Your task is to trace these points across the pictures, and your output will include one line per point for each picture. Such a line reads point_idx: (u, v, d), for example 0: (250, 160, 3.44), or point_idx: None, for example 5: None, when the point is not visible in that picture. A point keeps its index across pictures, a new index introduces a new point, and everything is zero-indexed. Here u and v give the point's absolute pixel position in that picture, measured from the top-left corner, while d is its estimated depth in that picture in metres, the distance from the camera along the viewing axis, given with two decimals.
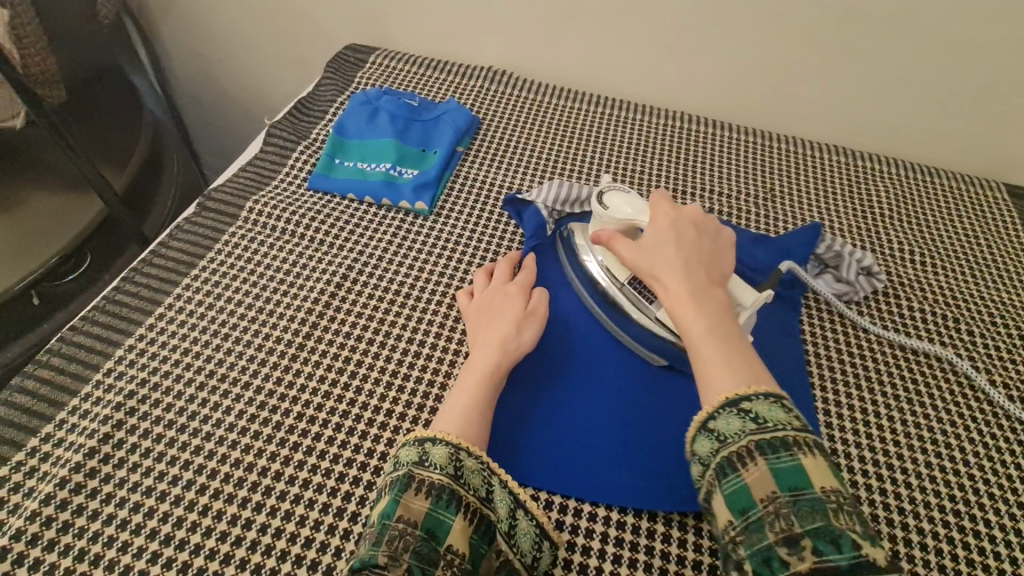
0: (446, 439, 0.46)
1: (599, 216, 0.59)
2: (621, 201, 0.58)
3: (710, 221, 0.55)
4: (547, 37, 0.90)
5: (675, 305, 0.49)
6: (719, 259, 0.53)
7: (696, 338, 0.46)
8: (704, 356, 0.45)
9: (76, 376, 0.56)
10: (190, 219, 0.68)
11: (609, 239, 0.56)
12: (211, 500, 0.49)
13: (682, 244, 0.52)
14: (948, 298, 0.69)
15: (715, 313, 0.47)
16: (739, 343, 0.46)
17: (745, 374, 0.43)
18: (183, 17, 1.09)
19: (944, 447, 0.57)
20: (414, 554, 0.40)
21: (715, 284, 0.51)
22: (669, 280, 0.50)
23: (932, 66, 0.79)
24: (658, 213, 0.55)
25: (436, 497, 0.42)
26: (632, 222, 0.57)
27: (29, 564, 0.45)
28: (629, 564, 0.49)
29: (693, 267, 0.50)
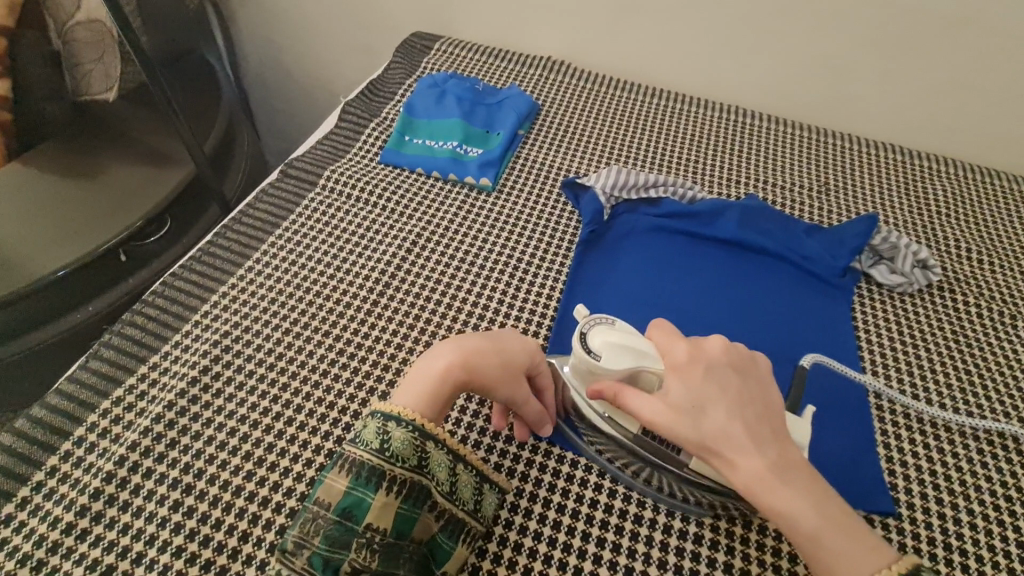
0: (382, 411, 0.45)
1: (587, 368, 0.48)
2: (614, 351, 0.47)
3: (740, 348, 0.46)
4: (608, 29, 0.93)
5: (759, 491, 0.41)
6: (766, 392, 0.45)
7: (806, 534, 0.40)
8: (820, 551, 0.40)
9: (178, 315, 0.59)
10: (273, 185, 0.73)
11: (616, 393, 0.46)
12: (298, 430, 0.52)
13: (732, 402, 0.43)
14: (1005, 295, 0.69)
15: (803, 483, 0.42)
16: (840, 509, 0.42)
17: (867, 554, 0.40)
18: (259, 5, 1.15)
19: (994, 435, 0.58)
20: (324, 539, 0.41)
21: (782, 435, 0.44)
22: (738, 457, 0.42)
23: (994, 70, 0.79)
24: (677, 363, 0.45)
25: (355, 475, 0.42)
26: (634, 370, 0.46)
27: (143, 472, 0.49)
28: (682, 518, 0.51)
29: (754, 425, 0.43)
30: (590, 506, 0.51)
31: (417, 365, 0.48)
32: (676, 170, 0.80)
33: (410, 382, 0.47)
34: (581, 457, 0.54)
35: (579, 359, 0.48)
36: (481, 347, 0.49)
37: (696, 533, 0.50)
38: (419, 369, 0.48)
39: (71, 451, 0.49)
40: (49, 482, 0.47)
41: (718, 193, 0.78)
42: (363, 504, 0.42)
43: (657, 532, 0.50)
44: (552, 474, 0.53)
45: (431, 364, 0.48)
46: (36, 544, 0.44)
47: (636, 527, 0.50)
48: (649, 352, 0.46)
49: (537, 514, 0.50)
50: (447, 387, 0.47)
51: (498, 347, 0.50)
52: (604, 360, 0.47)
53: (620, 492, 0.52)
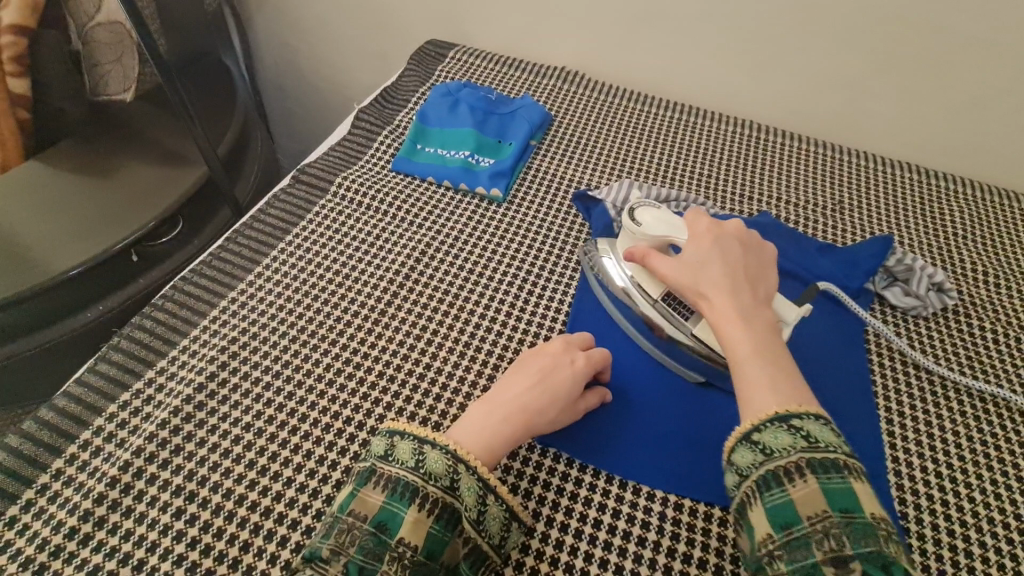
0: (414, 433, 0.46)
1: (630, 233, 0.61)
2: (654, 219, 0.59)
3: (754, 237, 0.55)
4: (622, 41, 0.93)
5: (721, 321, 0.49)
6: (765, 276, 0.53)
7: (742, 359, 0.47)
8: (747, 373, 0.46)
9: (187, 320, 0.59)
10: (285, 190, 0.73)
11: (643, 256, 0.57)
12: (301, 440, 0.52)
13: (730, 263, 0.52)
14: (1021, 320, 0.68)
15: (760, 332, 0.48)
16: (784, 364, 0.47)
17: (788, 395, 0.45)
18: (276, 9, 1.16)
19: (1010, 466, 0.56)
20: (359, 549, 0.41)
21: (762, 301, 0.51)
22: (715, 296, 0.50)
23: (1015, 90, 0.78)
24: (698, 232, 0.55)
25: (391, 490, 0.43)
26: (665, 238, 0.57)
27: (147, 478, 0.48)
28: (685, 542, 0.50)
29: (738, 282, 0.51)
30: (593, 525, 0.50)
31: (481, 419, 0.49)
32: (689, 185, 0.80)
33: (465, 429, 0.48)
34: (586, 474, 0.54)
35: (626, 226, 0.61)
36: (539, 402, 0.51)
37: (702, 558, 0.49)
38: (485, 425, 0.49)
39: (77, 454, 0.49)
40: (54, 485, 0.48)
41: (731, 208, 0.78)
42: (396, 519, 0.42)
43: (660, 555, 0.49)
44: (556, 492, 0.52)
45: (498, 424, 0.49)
46: (38, 548, 0.45)
47: (639, 549, 0.49)
48: (680, 226, 0.57)
49: (539, 533, 0.50)
50: (518, 439, 0.49)
51: (555, 399, 0.51)
52: (643, 227, 0.59)
53: (624, 512, 0.52)
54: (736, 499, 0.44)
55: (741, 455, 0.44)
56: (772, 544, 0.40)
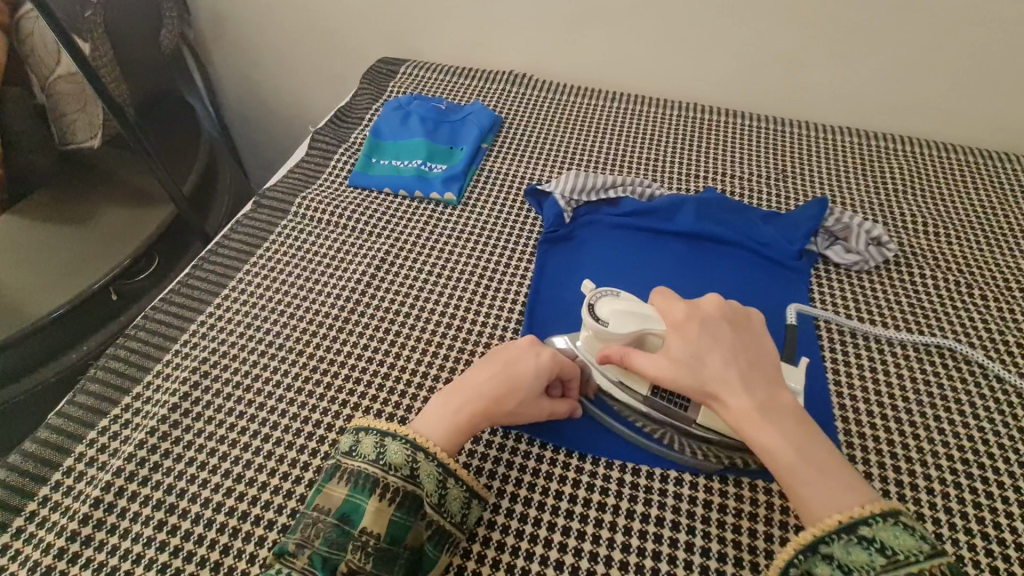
0: (378, 428, 0.49)
1: (596, 332, 0.54)
2: (619, 315, 0.53)
3: (734, 308, 0.53)
4: (564, 40, 0.96)
5: (747, 427, 0.47)
6: (761, 350, 0.51)
7: (787, 470, 0.45)
8: (800, 486, 0.45)
9: (159, 345, 0.62)
10: (247, 215, 0.76)
11: (623, 355, 0.52)
12: (274, 446, 0.54)
13: (727, 352, 0.50)
14: (960, 265, 0.71)
15: (789, 427, 0.47)
16: (824, 454, 0.46)
17: (845, 496, 0.44)
18: (233, 44, 1.20)
19: (952, 402, 0.59)
20: (324, 540, 0.44)
21: (774, 382, 0.49)
22: (728, 396, 0.48)
23: (936, 48, 0.82)
24: (676, 320, 0.51)
25: (353, 483, 0.46)
26: (640, 332, 0.52)
27: (128, 496, 0.51)
28: (644, 503, 0.53)
29: (744, 371, 0.49)
30: (556, 498, 0.53)
31: (444, 410, 0.51)
32: (636, 170, 0.83)
33: (429, 418, 0.51)
34: (548, 451, 0.56)
35: (590, 326, 0.55)
36: (499, 395, 0.52)
37: (660, 516, 0.52)
38: (447, 413, 0.51)
39: (61, 480, 0.52)
40: (41, 510, 0.50)
41: (678, 188, 0.81)
42: (359, 510, 0.45)
43: (621, 518, 0.52)
44: (520, 470, 0.55)
45: (458, 415, 0.51)
46: (29, 570, 0.47)
47: (599, 514, 0.52)
48: (652, 317, 0.52)
49: (505, 510, 0.52)
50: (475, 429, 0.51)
51: (514, 391, 0.52)
52: (610, 326, 0.53)
53: (585, 482, 0.54)
54: None
55: (813, 570, 0.42)
56: None
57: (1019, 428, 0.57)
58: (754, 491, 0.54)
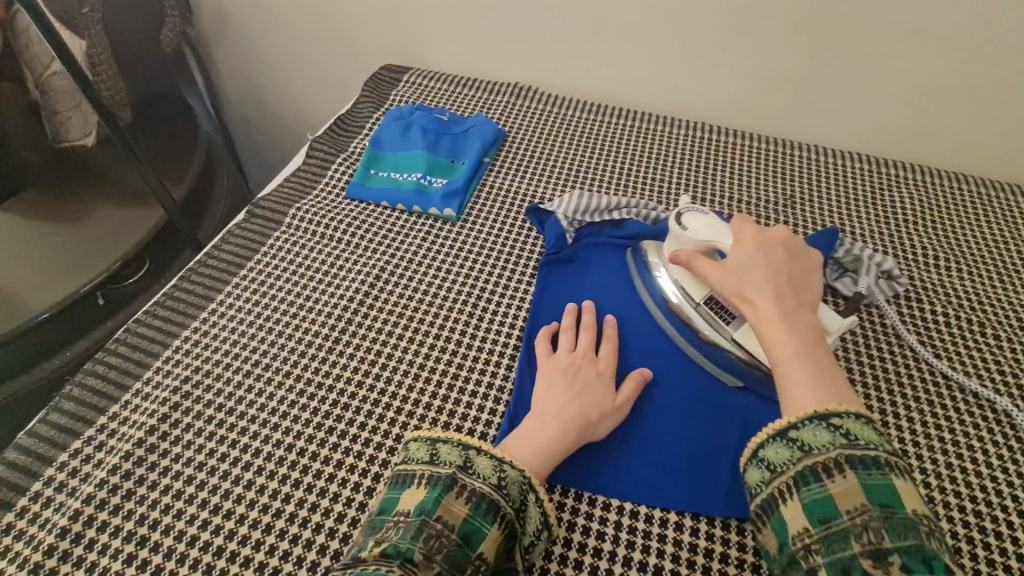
0: (494, 454, 0.49)
1: (675, 236, 0.61)
2: (701, 224, 0.60)
3: (798, 243, 0.59)
4: (571, 54, 0.95)
5: (766, 326, 0.52)
6: (807, 282, 0.56)
7: (783, 360, 0.50)
8: (788, 374, 0.49)
9: (140, 362, 0.60)
10: (239, 225, 0.73)
11: (689, 259, 0.58)
12: (254, 476, 0.52)
13: (773, 267, 0.55)
14: (973, 302, 0.69)
15: (802, 335, 0.51)
16: (824, 364, 0.50)
17: (827, 394, 0.47)
18: (235, 44, 1.18)
19: (965, 448, 0.57)
20: (446, 558, 0.42)
21: (805, 306, 0.54)
22: (759, 299, 0.53)
23: (951, 76, 0.80)
24: (743, 237, 0.57)
25: (475, 503, 0.45)
26: (710, 243, 0.59)
27: (98, 526, 0.48)
28: (642, 550, 0.50)
29: (783, 287, 0.54)
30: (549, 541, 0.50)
31: (539, 427, 0.52)
32: (642, 190, 0.81)
33: (524, 443, 0.51)
34: None
35: (670, 229, 0.61)
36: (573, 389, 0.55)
37: (658, 565, 0.49)
38: (543, 431, 0.52)
39: (28, 506, 0.50)
40: (5, 539, 0.48)
41: None
42: (479, 533, 0.44)
43: (617, 565, 0.49)
44: None
45: (553, 431, 0.52)
46: None
47: (594, 560, 0.49)
48: (727, 233, 0.59)
49: None
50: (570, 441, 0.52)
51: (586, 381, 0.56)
52: (688, 232, 0.60)
53: (580, 524, 0.51)
54: (763, 498, 0.45)
55: (776, 452, 0.46)
56: (811, 538, 0.41)
57: None
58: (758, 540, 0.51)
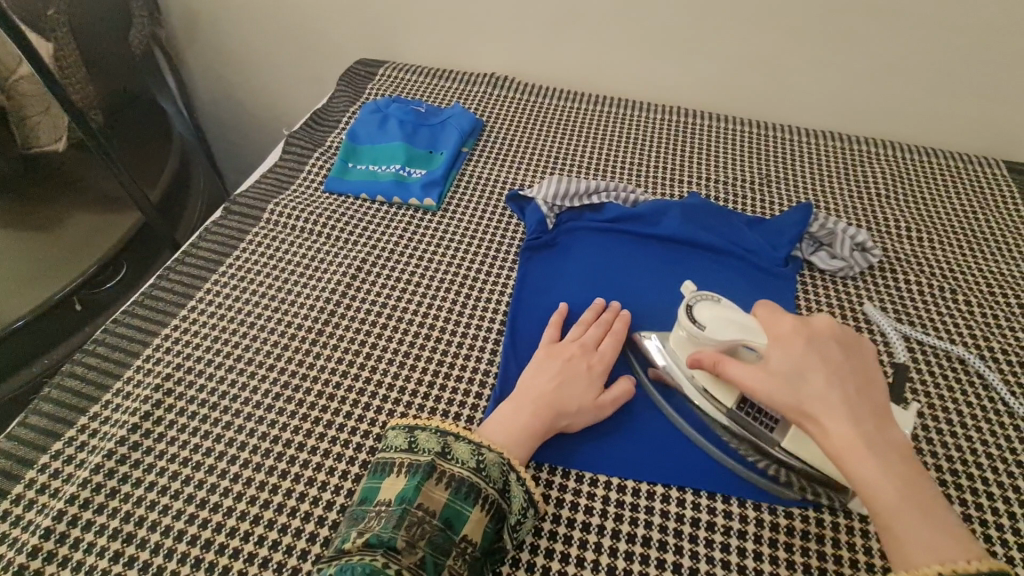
0: (472, 437, 0.49)
1: (692, 336, 0.53)
2: (717, 318, 0.51)
3: (846, 330, 0.48)
4: (546, 42, 0.95)
5: (846, 457, 0.42)
6: (869, 373, 0.46)
7: (889, 511, 0.40)
8: (899, 532, 0.40)
9: (119, 362, 0.59)
10: (217, 222, 0.73)
11: (714, 362, 0.49)
12: (240, 468, 0.52)
13: (833, 372, 0.45)
14: (945, 271, 0.71)
15: (894, 464, 0.42)
16: (927, 495, 0.41)
17: (947, 546, 0.39)
18: (207, 43, 1.16)
19: (940, 411, 0.58)
20: (429, 543, 0.43)
21: (880, 416, 0.44)
22: (829, 422, 0.43)
23: (919, 52, 0.82)
24: (782, 332, 0.48)
25: (455, 489, 0.46)
26: (737, 341, 0.49)
27: (82, 525, 0.48)
28: (629, 522, 0.51)
29: (850, 395, 0.44)
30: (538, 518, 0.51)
31: (513, 409, 0.52)
32: (620, 175, 0.81)
33: (499, 425, 0.51)
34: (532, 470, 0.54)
35: (683, 328, 0.53)
36: (558, 380, 0.55)
37: (646, 536, 0.50)
38: (516, 411, 0.52)
39: (10, 509, 0.49)
40: None
41: (663, 194, 0.79)
42: (461, 517, 0.45)
43: (605, 538, 0.50)
44: None
45: (527, 411, 0.52)
46: None
47: (584, 535, 0.50)
48: (754, 327, 0.49)
49: None
50: (546, 422, 0.52)
51: (573, 377, 0.55)
52: (707, 330, 0.51)
53: (568, 501, 0.52)
54: None
55: None
56: None
57: (1006, 436, 0.57)
58: (742, 508, 0.52)
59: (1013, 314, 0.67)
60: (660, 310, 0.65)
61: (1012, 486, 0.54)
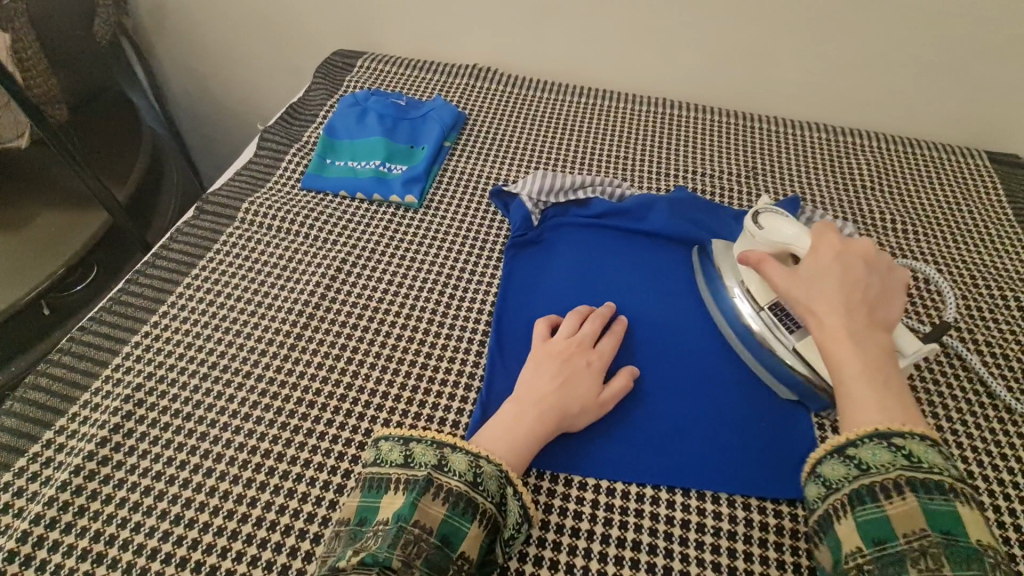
0: (469, 448, 0.47)
1: (748, 236, 0.57)
2: (778, 223, 0.56)
3: (881, 258, 0.53)
4: (529, 32, 0.92)
5: (831, 340, 0.48)
6: (887, 298, 0.51)
7: (850, 377, 0.47)
8: (854, 394, 0.46)
9: (87, 372, 0.56)
10: (189, 222, 0.70)
11: (759, 260, 0.55)
12: (216, 482, 0.50)
13: (848, 281, 0.50)
14: (930, 263, 0.71)
15: (871, 354, 0.47)
16: (895, 386, 0.46)
17: (893, 414, 0.45)
18: (176, 34, 1.12)
19: (927, 405, 0.58)
20: (426, 562, 0.41)
21: (877, 324, 0.49)
22: (827, 314, 0.49)
23: (903, 43, 0.81)
24: (819, 248, 0.53)
25: (452, 504, 0.44)
26: (787, 246, 0.55)
27: (48, 546, 0.46)
28: (619, 526, 0.50)
29: (856, 304, 0.49)
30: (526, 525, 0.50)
31: (508, 415, 0.51)
32: (607, 168, 0.80)
33: (491, 432, 0.50)
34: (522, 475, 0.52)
35: (743, 227, 0.57)
36: (557, 381, 0.53)
37: (636, 540, 0.49)
38: (512, 418, 0.51)
39: None
40: None
41: (650, 187, 0.78)
42: (460, 533, 0.43)
43: (595, 543, 0.49)
44: None
45: (523, 418, 0.51)
46: None
47: (573, 540, 0.49)
48: (806, 236, 0.54)
49: None
50: (543, 429, 0.51)
51: (573, 375, 0.54)
52: (763, 232, 0.56)
53: (557, 506, 0.51)
54: (819, 512, 0.45)
55: (832, 467, 0.45)
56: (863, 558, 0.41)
57: (991, 429, 0.57)
58: (732, 508, 0.51)
59: (997, 306, 0.67)
60: (647, 308, 0.64)
61: (997, 479, 0.54)
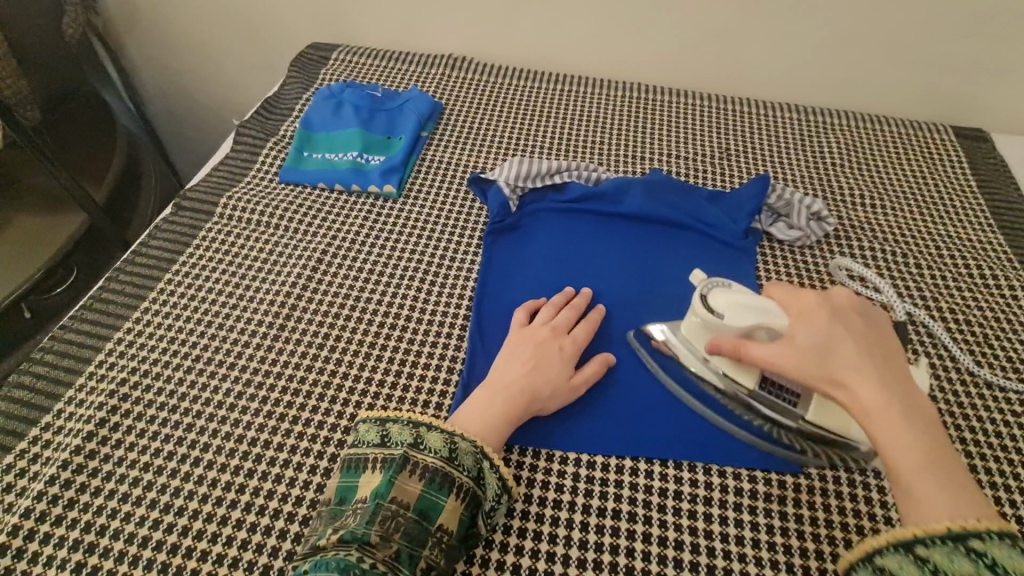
0: (444, 427, 0.49)
1: (708, 324, 0.52)
2: (731, 302, 0.50)
3: (862, 301, 0.49)
4: (503, 21, 0.93)
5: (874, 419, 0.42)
6: (891, 345, 0.46)
7: (909, 469, 0.40)
8: (923, 489, 0.39)
9: (70, 369, 0.56)
10: (167, 219, 0.70)
11: (735, 347, 0.48)
12: (204, 470, 0.50)
13: (857, 340, 0.45)
14: (896, 235, 0.73)
15: (916, 427, 0.41)
16: (949, 458, 0.41)
17: (968, 501, 0.39)
18: (147, 31, 1.11)
19: None
20: (405, 536, 0.43)
21: (904, 383, 0.44)
22: (857, 389, 0.43)
23: (868, 22, 0.83)
24: (804, 308, 0.47)
25: (429, 480, 0.46)
26: (755, 325, 0.48)
27: (39, 539, 0.46)
28: (599, 497, 0.51)
29: (879, 368, 0.44)
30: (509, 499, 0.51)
31: (485, 395, 0.52)
32: (582, 154, 0.81)
33: (470, 412, 0.51)
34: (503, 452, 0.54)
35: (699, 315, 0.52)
36: (529, 365, 0.55)
37: (616, 509, 0.51)
38: (489, 397, 0.52)
39: None
40: None
41: (625, 171, 0.79)
42: (437, 507, 0.45)
43: (576, 514, 0.51)
44: None
45: (500, 397, 0.52)
46: None
47: (555, 512, 0.51)
48: (771, 309, 0.48)
49: None
50: (519, 408, 0.52)
51: (545, 360, 0.55)
52: (725, 319, 0.50)
53: (539, 480, 0.52)
54: None
55: (900, 566, 0.38)
56: None
57: (952, 391, 0.59)
58: (708, 475, 0.53)
59: (960, 274, 0.69)
60: (623, 288, 0.65)
61: (958, 438, 0.56)
